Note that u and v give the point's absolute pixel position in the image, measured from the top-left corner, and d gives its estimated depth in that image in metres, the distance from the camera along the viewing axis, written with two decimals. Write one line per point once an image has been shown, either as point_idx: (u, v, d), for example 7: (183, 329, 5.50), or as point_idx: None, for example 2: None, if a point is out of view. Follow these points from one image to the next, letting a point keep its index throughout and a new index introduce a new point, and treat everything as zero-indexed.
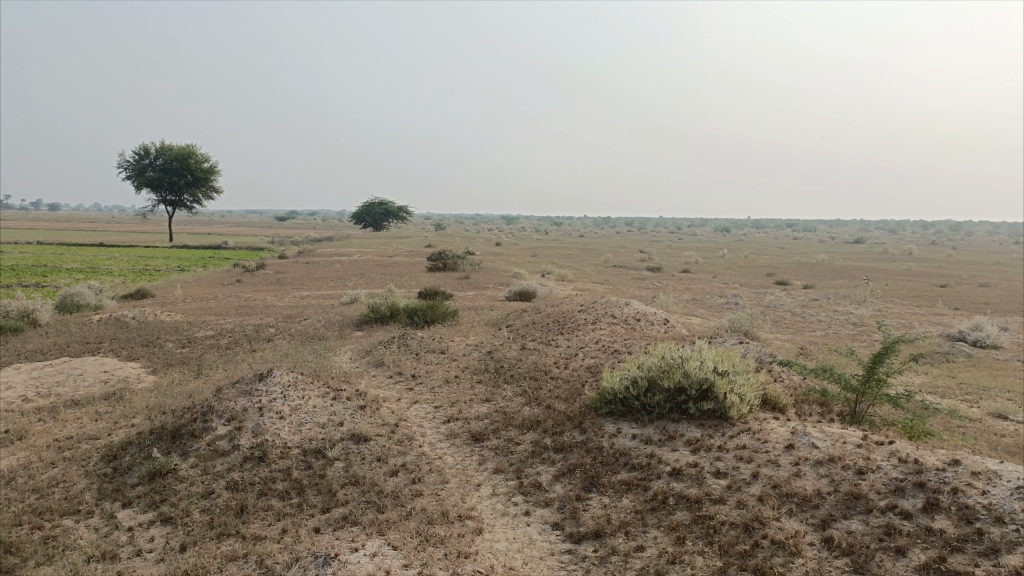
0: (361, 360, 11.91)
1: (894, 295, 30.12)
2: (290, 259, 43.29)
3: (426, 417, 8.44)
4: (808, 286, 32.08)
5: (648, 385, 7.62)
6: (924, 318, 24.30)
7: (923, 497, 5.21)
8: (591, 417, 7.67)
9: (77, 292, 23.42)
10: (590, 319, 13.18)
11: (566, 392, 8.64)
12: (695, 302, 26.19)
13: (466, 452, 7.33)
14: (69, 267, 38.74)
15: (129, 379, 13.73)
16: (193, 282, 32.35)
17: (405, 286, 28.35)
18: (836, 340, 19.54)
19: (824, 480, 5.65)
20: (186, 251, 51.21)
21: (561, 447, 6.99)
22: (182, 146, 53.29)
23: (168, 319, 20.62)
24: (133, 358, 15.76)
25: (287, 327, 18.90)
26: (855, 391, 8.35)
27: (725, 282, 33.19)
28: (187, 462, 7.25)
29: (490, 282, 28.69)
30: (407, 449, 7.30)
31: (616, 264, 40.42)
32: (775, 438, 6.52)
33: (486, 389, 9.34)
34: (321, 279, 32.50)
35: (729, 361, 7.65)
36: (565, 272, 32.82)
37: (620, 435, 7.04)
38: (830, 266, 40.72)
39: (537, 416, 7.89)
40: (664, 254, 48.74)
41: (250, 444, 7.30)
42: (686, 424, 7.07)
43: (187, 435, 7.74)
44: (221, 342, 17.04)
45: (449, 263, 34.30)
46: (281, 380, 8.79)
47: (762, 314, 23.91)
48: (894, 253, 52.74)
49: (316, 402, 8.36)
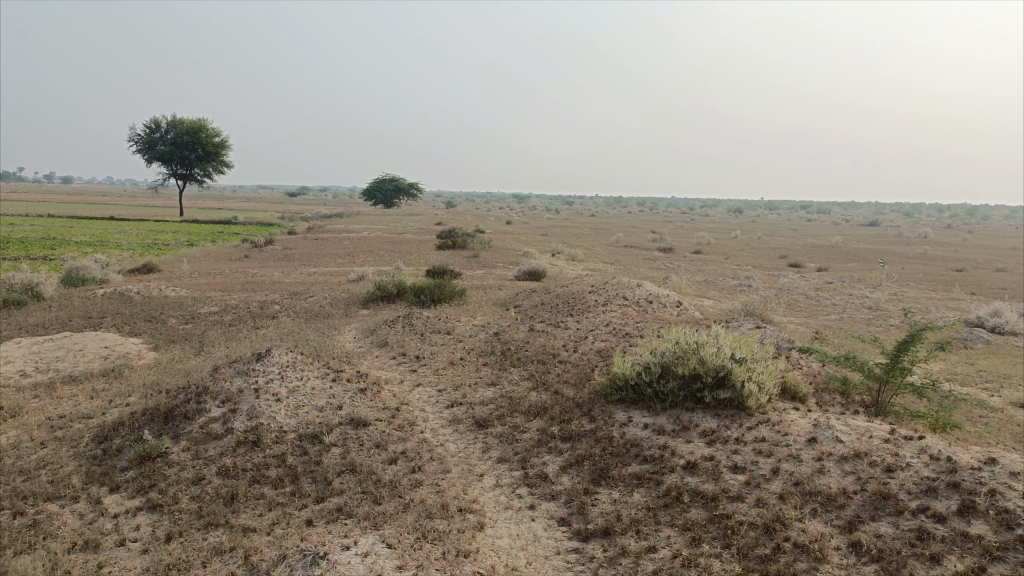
0: (365, 340, 11.59)
1: (909, 279, 29.58)
2: (299, 235, 42.98)
3: (428, 401, 8.10)
4: (822, 269, 31.58)
5: (661, 371, 7.26)
6: (941, 303, 23.79)
7: (959, 499, 4.84)
8: (600, 404, 7.32)
9: (83, 265, 23.17)
10: (601, 300, 12.79)
11: (575, 377, 8.29)
12: (707, 283, 25.74)
13: (469, 439, 7.01)
14: (78, 241, 38.54)
15: (130, 356, 13.47)
16: (200, 257, 32.11)
17: (413, 263, 27.98)
18: (850, 325, 19.08)
19: (850, 478, 5.28)
20: (196, 226, 51.06)
21: (569, 436, 6.65)
22: (192, 120, 52.85)
23: (173, 294, 20.35)
24: (136, 334, 15.50)
25: (293, 304, 18.62)
26: (879, 380, 7.95)
27: (737, 264, 32.66)
28: (179, 446, 6.96)
29: (499, 261, 28.30)
30: (408, 435, 6.98)
31: (627, 244, 39.91)
32: (797, 430, 6.15)
33: (492, 372, 9.00)
34: (329, 256, 32.15)
35: (747, 348, 7.26)
36: (575, 252, 32.37)
37: (631, 424, 6.69)
38: (845, 249, 40.16)
39: (544, 403, 7.54)
40: (676, 234, 48.19)
41: (243, 428, 6.99)
42: (701, 413, 6.71)
43: (180, 417, 7.44)
44: (224, 318, 16.76)
45: (458, 241, 33.91)
46: (279, 360, 8.46)
47: (775, 297, 23.45)
48: (909, 236, 52.01)
49: (314, 383, 8.04)
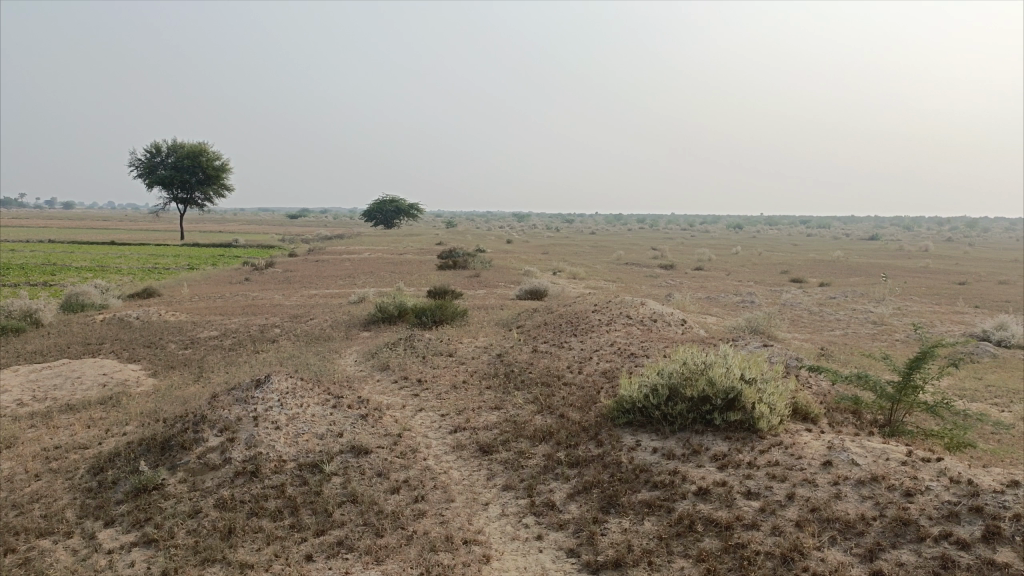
0: (366, 363, 11.44)
1: (912, 292, 29.41)
2: (300, 257, 42.91)
3: (431, 426, 7.93)
4: (824, 284, 31.43)
5: (669, 394, 7.09)
6: (946, 317, 23.60)
7: (982, 524, 4.66)
8: (607, 428, 7.14)
9: (82, 291, 23.05)
10: (605, 320, 12.63)
11: (580, 400, 8.12)
12: (710, 300, 25.58)
13: (473, 465, 6.83)
14: (78, 266, 38.48)
15: (128, 383, 13.31)
16: (200, 280, 32.03)
17: (414, 284, 27.82)
18: (856, 341, 18.88)
19: (869, 503, 5.09)
20: (196, 249, 51.01)
21: (577, 461, 6.47)
22: (192, 144, 53.00)
23: (173, 319, 20.21)
24: (135, 360, 15.33)
25: (293, 327, 18.46)
26: (891, 399, 7.77)
27: (739, 280, 32.51)
28: (175, 477, 6.79)
29: (501, 280, 28.17)
30: (410, 463, 6.80)
31: (628, 261, 39.80)
32: (811, 452, 5.97)
33: (495, 396, 8.83)
34: (329, 277, 32.03)
35: (757, 368, 7.10)
36: (576, 270, 32.26)
37: (639, 449, 6.51)
38: (846, 263, 40.04)
39: (549, 427, 7.36)
40: (676, 251, 48.05)
41: (241, 457, 6.81)
42: (712, 436, 6.53)
43: (177, 448, 7.27)
44: (224, 343, 16.60)
45: (459, 261, 33.79)
46: (279, 386, 8.30)
47: (779, 313, 23.29)
48: (910, 249, 51.90)
49: (315, 410, 7.87)
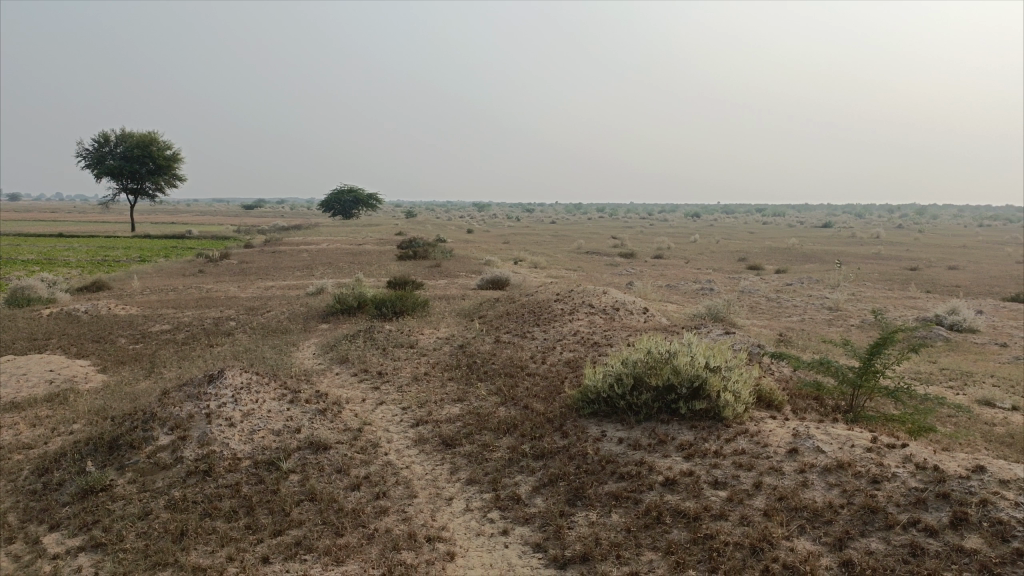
0: (324, 356, 11.18)
1: (866, 279, 29.93)
2: (257, 249, 42.11)
3: (392, 420, 7.74)
4: (780, 271, 31.82)
5: (633, 383, 7.01)
6: (899, 302, 24.06)
7: (949, 511, 4.66)
8: (572, 419, 7.03)
9: (28, 285, 22.25)
10: (567, 309, 12.53)
11: (544, 390, 8.00)
12: (670, 288, 25.72)
13: (436, 459, 6.67)
14: (24, 259, 37.22)
15: (77, 379, 12.83)
16: (153, 273, 31.22)
17: (373, 275, 27.46)
18: (813, 326, 19.12)
19: (836, 491, 5.07)
20: (148, 241, 49.75)
21: (542, 453, 6.35)
22: (143, 133, 51.62)
23: (124, 312, 19.61)
24: (83, 355, 14.81)
25: (249, 319, 18.04)
26: (853, 385, 7.80)
27: (698, 268, 32.78)
28: (124, 478, 6.50)
29: (461, 270, 27.95)
30: (371, 459, 6.62)
31: (588, 250, 39.85)
32: (776, 440, 5.93)
33: (458, 387, 8.67)
34: (286, 269, 31.46)
35: (722, 356, 7.05)
36: (537, 259, 32.16)
37: (605, 439, 6.41)
38: (802, 250, 40.61)
39: (513, 419, 7.23)
40: (636, 239, 48.23)
41: (194, 456, 6.56)
42: (678, 426, 6.46)
43: (125, 447, 6.97)
44: (177, 337, 16.13)
45: (419, 251, 33.48)
46: (233, 381, 8.02)
47: (737, 300, 23.50)
48: (863, 236, 52.88)
49: (271, 405, 7.62)
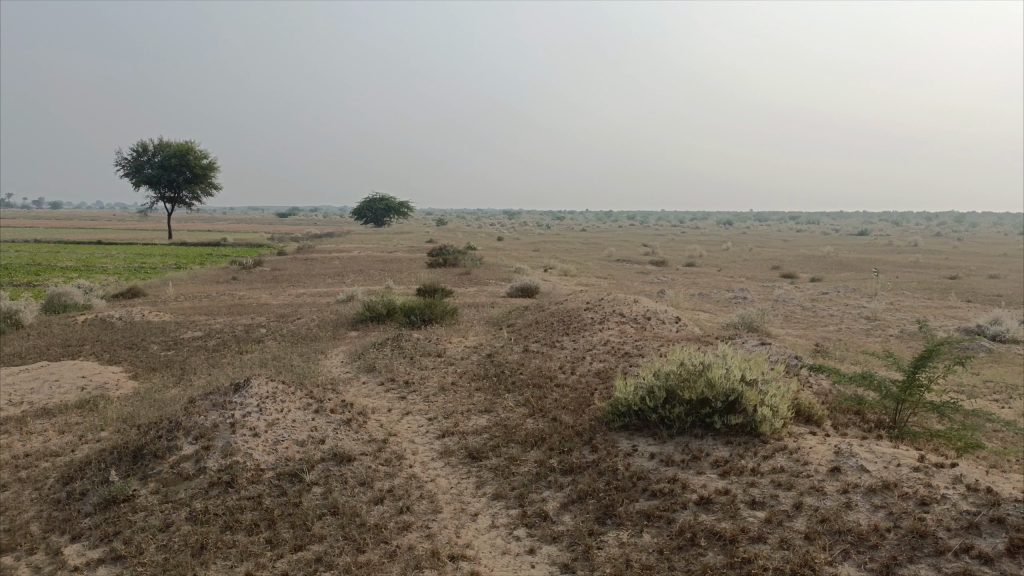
0: (352, 364, 11.09)
1: (904, 287, 29.22)
2: (290, 256, 42.42)
3: (418, 431, 7.58)
4: (816, 279, 31.24)
5: (666, 396, 6.78)
6: (940, 312, 23.40)
7: (1005, 537, 4.38)
8: (601, 432, 6.82)
9: (65, 291, 22.57)
10: (597, 318, 12.31)
11: (573, 402, 7.80)
12: (702, 297, 25.33)
13: (461, 473, 6.50)
14: (63, 266, 37.89)
15: (108, 386, 12.89)
16: (187, 280, 31.53)
17: (403, 282, 27.44)
18: (850, 336, 18.66)
19: (881, 514, 4.80)
20: (184, 249, 50.40)
21: (570, 468, 6.14)
22: (179, 142, 52.39)
23: (157, 319, 19.76)
24: (115, 362, 14.90)
25: (279, 327, 18.07)
26: (896, 399, 7.48)
27: (731, 276, 32.30)
28: (147, 488, 6.43)
29: (491, 278, 27.83)
30: (396, 471, 6.47)
31: (620, 258, 39.53)
32: (816, 458, 5.67)
33: (485, 398, 8.49)
34: (317, 276, 31.60)
35: (758, 368, 6.80)
36: (567, 267, 31.94)
37: (636, 454, 6.19)
38: (838, 258, 39.88)
39: (541, 431, 7.04)
40: (667, 247, 47.78)
41: (217, 466, 6.46)
42: (712, 441, 6.21)
43: (149, 456, 6.90)
44: (208, 344, 16.19)
45: (449, 258, 33.44)
46: (258, 390, 7.94)
47: (772, 309, 23.04)
48: (900, 244, 51.86)
49: (295, 415, 7.51)
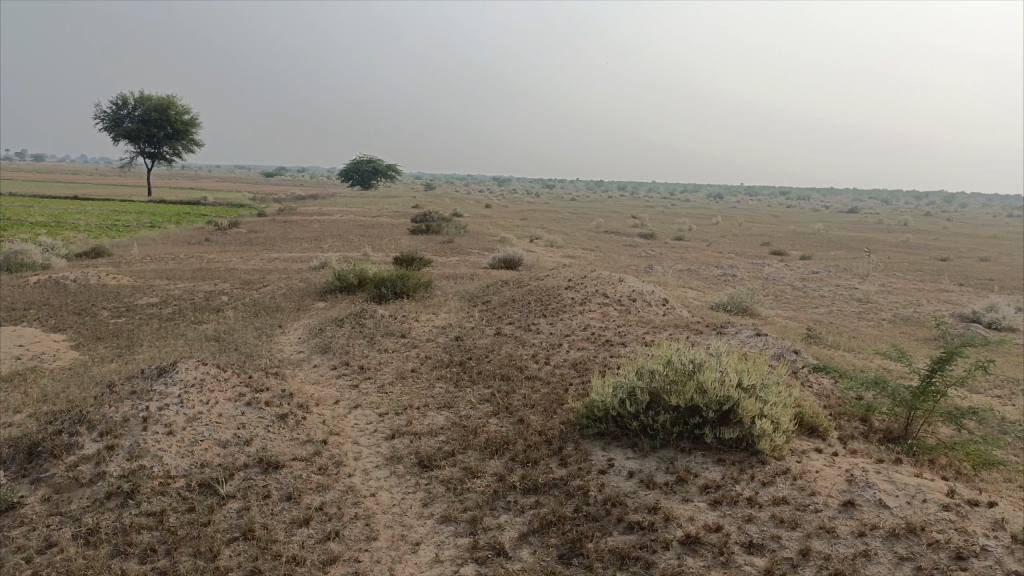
0: (307, 343, 10.11)
1: (895, 268, 28.39)
2: (269, 217, 41.12)
3: (364, 430, 6.61)
4: (806, 256, 30.39)
5: (649, 401, 5.86)
6: (933, 295, 22.60)
7: None
8: (572, 441, 5.87)
9: (21, 249, 21.33)
10: (577, 298, 11.31)
11: (544, 400, 6.85)
12: (690, 273, 24.41)
13: (407, 485, 5.55)
14: (32, 222, 36.38)
15: (45, 355, 11.84)
16: (158, 240, 30.29)
17: (381, 249, 26.31)
18: (842, 320, 17.80)
19: (908, 568, 3.88)
20: (162, 207, 48.90)
21: (533, 487, 5.20)
22: (161, 97, 50.51)
23: (115, 282, 18.57)
24: (59, 329, 13.80)
25: (243, 294, 17.01)
26: (909, 407, 6.56)
27: (719, 252, 31.39)
28: (36, 495, 5.46)
29: (474, 247, 26.81)
30: (331, 483, 5.51)
31: (608, 230, 38.48)
32: (826, 487, 4.75)
33: (446, 391, 7.53)
34: (294, 240, 30.38)
35: (756, 372, 5.87)
36: (553, 238, 30.91)
37: (612, 471, 5.26)
38: (828, 236, 39.10)
39: (505, 436, 6.10)
40: (657, 220, 46.69)
41: (118, 472, 5.49)
42: (701, 458, 5.28)
43: (45, 455, 5.91)
44: (163, 312, 15.11)
45: (432, 225, 32.27)
46: (184, 376, 6.95)
47: (761, 288, 22.14)
48: (889, 223, 51.23)
49: (223, 408, 6.52)
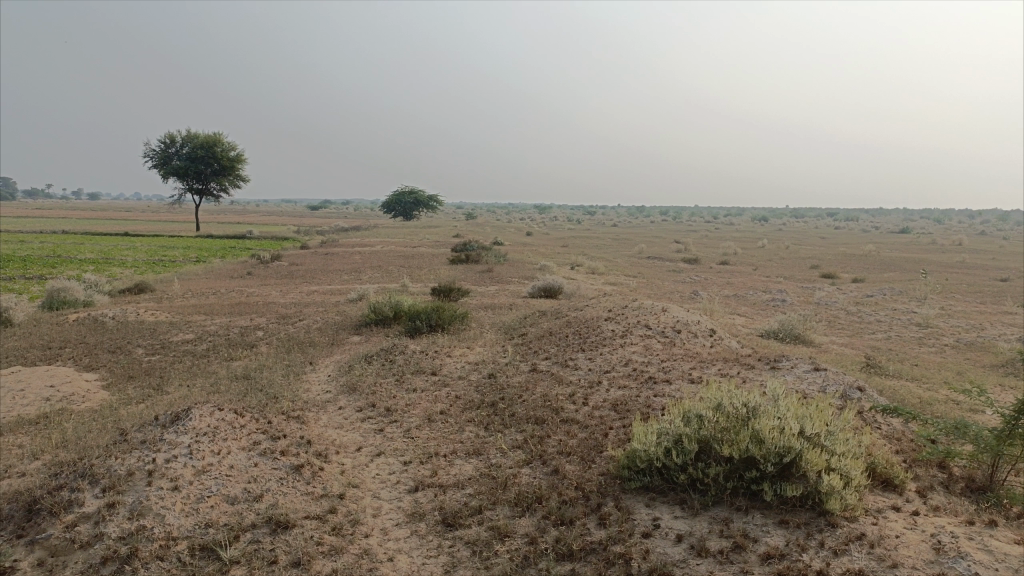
0: (336, 381, 9.68)
1: (955, 290, 27.09)
2: (311, 250, 41.25)
3: (386, 481, 6.10)
4: (858, 279, 29.30)
5: (699, 451, 5.24)
6: (997, 318, 21.40)
7: None
8: (612, 496, 5.27)
9: (64, 286, 21.47)
10: (618, 331, 10.70)
11: (582, 447, 6.26)
12: (737, 299, 23.58)
13: (429, 548, 4.99)
14: (82, 259, 37.01)
15: (75, 395, 11.62)
16: (202, 274, 30.52)
17: (420, 280, 26.02)
18: (901, 346, 16.81)
19: None
20: (207, 241, 49.60)
21: (568, 553, 4.60)
22: (208, 135, 51.49)
23: (153, 319, 18.50)
24: (93, 368, 13.65)
25: (278, 329, 16.77)
26: (995, 454, 5.77)
27: (766, 275, 30.43)
28: (30, 558, 5.03)
29: (514, 276, 26.39)
30: (345, 545, 4.99)
31: (651, 255, 37.78)
32: (910, 557, 4.06)
33: (477, 436, 6.98)
34: (334, 272, 30.35)
35: (821, 418, 5.21)
36: (595, 264, 30.34)
37: (657, 534, 4.64)
38: (880, 257, 37.81)
39: (538, 489, 5.52)
40: (700, 245, 45.64)
41: (117, 533, 5.04)
42: (760, 518, 4.64)
43: (44, 512, 5.50)
44: (197, 348, 14.88)
45: (472, 254, 31.94)
46: (198, 423, 6.54)
47: (813, 313, 21.20)
48: (943, 243, 49.45)
49: (236, 460, 6.07)
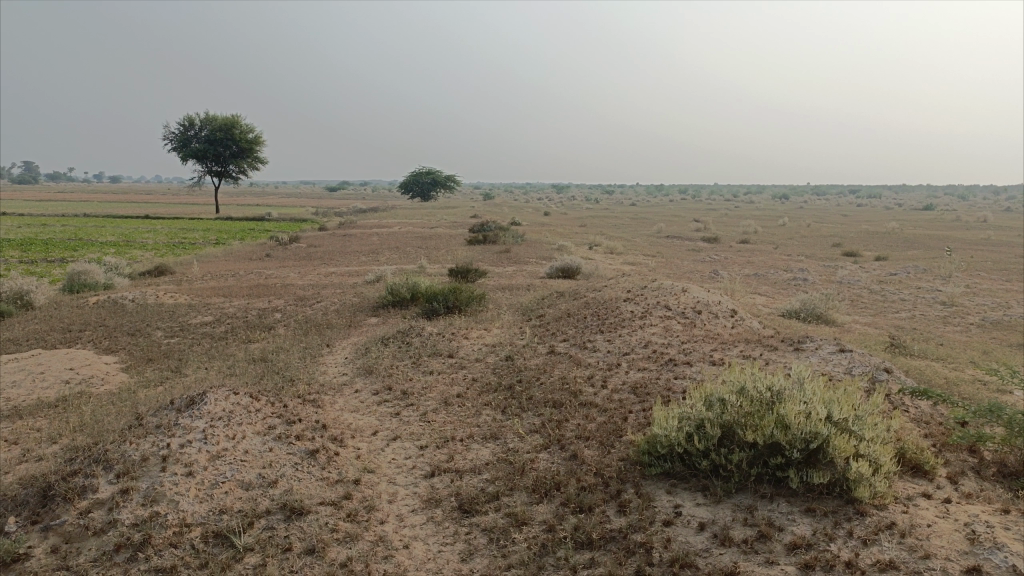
0: (352, 364, 9.61)
1: (980, 268, 26.57)
2: (329, 232, 41.28)
3: (402, 466, 6.01)
4: (881, 257, 28.85)
5: (722, 436, 5.10)
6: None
7: None
8: (632, 482, 5.15)
9: (84, 269, 21.58)
10: (638, 312, 10.53)
11: (601, 432, 6.13)
12: (757, 278, 23.29)
13: (445, 535, 4.89)
14: (103, 242, 37.22)
15: (94, 377, 11.65)
16: (221, 257, 30.62)
17: (438, 261, 25.93)
18: (926, 325, 16.50)
19: None
20: (227, 223, 49.79)
21: (587, 541, 4.49)
22: (226, 116, 51.53)
23: (171, 301, 18.54)
24: (112, 350, 13.68)
25: (296, 311, 16.75)
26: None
27: (788, 254, 30.06)
28: (44, 545, 5.00)
29: (532, 256, 26.22)
30: (360, 532, 4.91)
31: (670, 234, 37.42)
32: (943, 548, 3.90)
33: (494, 419, 6.87)
34: (352, 253, 30.32)
35: (848, 403, 5.04)
36: (613, 244, 30.09)
37: (679, 522, 4.51)
38: (904, 235, 37.24)
39: (556, 475, 5.41)
40: (720, 223, 45.20)
41: (130, 520, 4.99)
42: (786, 506, 4.50)
43: (58, 499, 5.46)
44: (215, 331, 14.88)
45: (489, 234, 31.79)
46: (213, 407, 6.47)
47: (835, 293, 20.87)
48: (967, 219, 48.66)
49: (251, 445, 6.01)
